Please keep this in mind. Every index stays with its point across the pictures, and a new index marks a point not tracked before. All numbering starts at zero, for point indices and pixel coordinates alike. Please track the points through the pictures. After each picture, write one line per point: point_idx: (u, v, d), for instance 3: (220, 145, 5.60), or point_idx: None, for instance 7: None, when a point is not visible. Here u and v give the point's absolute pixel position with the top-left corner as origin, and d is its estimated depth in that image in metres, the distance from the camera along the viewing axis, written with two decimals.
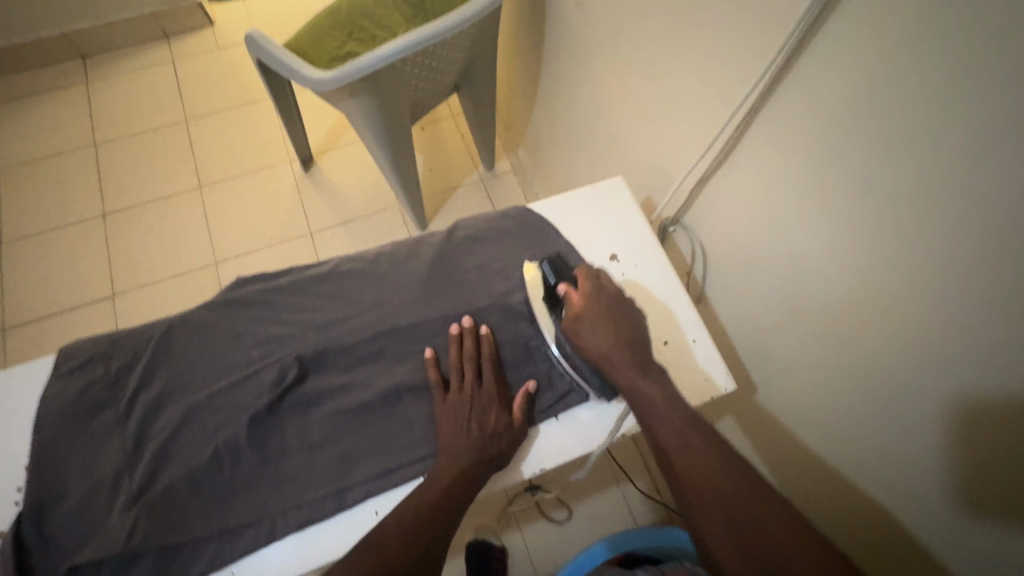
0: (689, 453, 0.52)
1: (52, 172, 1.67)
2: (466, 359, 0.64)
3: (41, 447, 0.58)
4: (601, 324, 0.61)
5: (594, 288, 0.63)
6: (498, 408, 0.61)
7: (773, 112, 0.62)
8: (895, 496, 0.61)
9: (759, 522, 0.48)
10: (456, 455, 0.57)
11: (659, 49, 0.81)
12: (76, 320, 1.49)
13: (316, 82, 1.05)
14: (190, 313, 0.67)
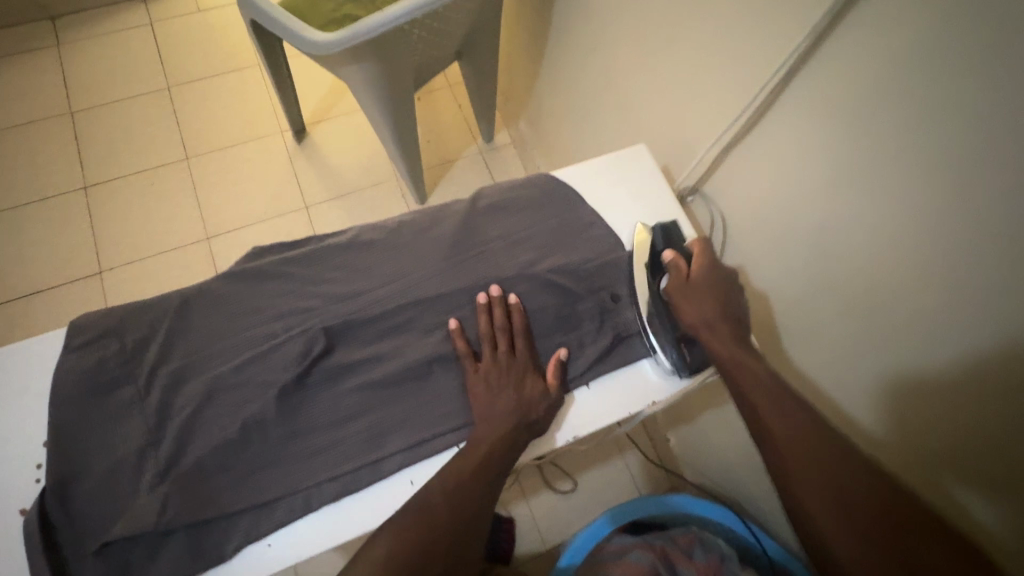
0: (787, 419, 0.52)
1: (26, 142, 1.58)
2: (497, 328, 0.63)
3: (56, 426, 0.56)
4: (706, 295, 0.63)
5: (707, 259, 0.65)
6: (532, 377, 0.61)
7: (808, 78, 0.61)
8: (902, 461, 0.63)
9: (864, 497, 0.46)
10: (493, 423, 0.57)
11: (684, 12, 0.79)
12: (61, 298, 1.43)
13: (318, 47, 1.00)
14: (205, 285, 0.64)
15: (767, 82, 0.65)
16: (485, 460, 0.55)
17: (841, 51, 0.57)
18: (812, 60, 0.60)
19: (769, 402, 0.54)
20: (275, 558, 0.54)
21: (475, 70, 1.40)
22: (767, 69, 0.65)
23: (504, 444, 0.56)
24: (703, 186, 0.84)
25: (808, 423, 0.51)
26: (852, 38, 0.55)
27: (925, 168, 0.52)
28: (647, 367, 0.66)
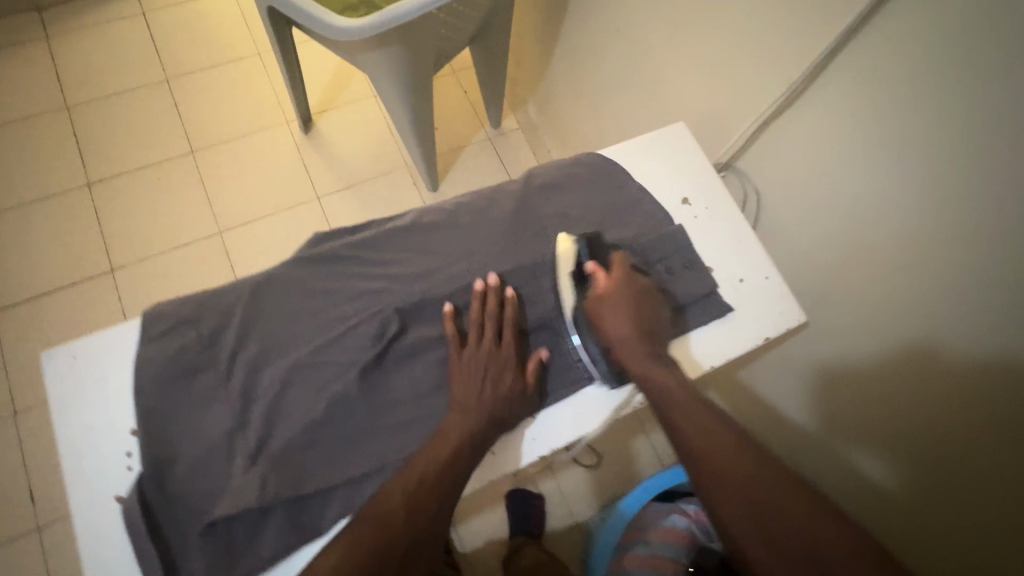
0: (709, 436, 0.57)
1: (21, 140, 1.53)
2: (487, 316, 0.64)
3: (147, 412, 0.57)
4: (624, 311, 0.64)
5: (623, 277, 0.65)
6: (512, 371, 0.62)
7: (865, 48, 0.68)
8: (923, 386, 0.72)
9: (778, 512, 0.52)
10: (467, 415, 0.58)
11: None
12: (73, 298, 1.41)
13: (357, 32, 0.99)
14: (274, 271, 0.65)
15: (816, 58, 0.73)
16: (450, 458, 0.56)
17: (888, 30, 0.65)
18: (860, 35, 0.68)
19: (690, 415, 0.58)
20: None
21: (487, 54, 1.39)
22: (814, 47, 0.73)
23: (469, 442, 0.57)
24: (737, 162, 0.91)
25: (730, 440, 0.56)
26: (904, 14, 0.63)
27: (988, 125, 0.59)
28: (704, 335, 0.70)
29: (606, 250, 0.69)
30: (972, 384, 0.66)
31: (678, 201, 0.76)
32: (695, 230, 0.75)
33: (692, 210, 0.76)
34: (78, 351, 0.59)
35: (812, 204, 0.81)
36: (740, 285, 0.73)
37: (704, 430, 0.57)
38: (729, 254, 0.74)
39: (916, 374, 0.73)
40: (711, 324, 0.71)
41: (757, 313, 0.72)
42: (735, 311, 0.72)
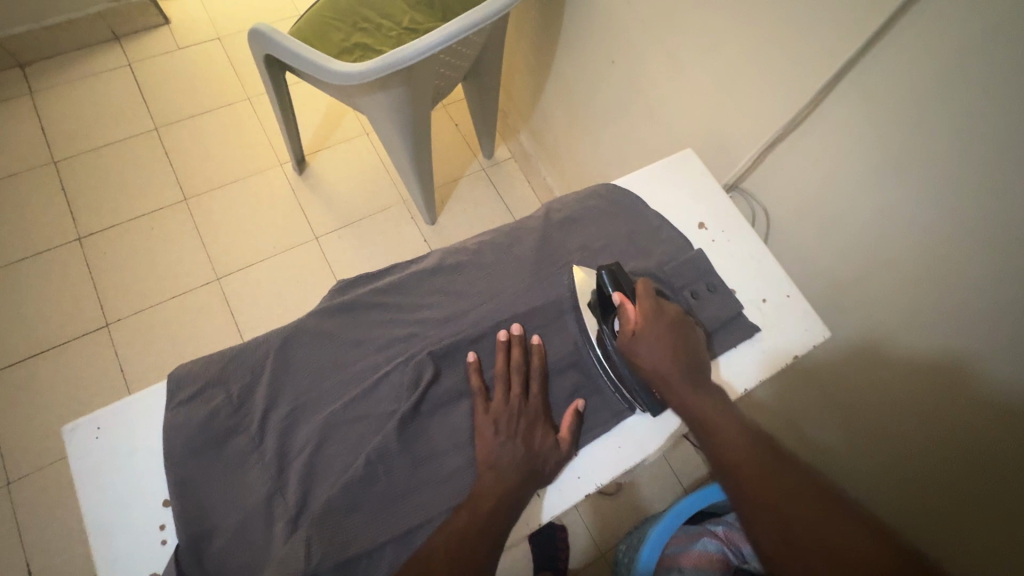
0: (743, 452, 0.57)
1: (8, 197, 1.50)
2: (513, 369, 0.63)
3: (179, 483, 0.54)
4: (662, 338, 0.62)
5: (654, 305, 0.64)
6: (543, 425, 0.60)
7: (863, 75, 0.71)
8: (930, 390, 0.76)
9: (812, 529, 0.51)
10: (500, 476, 0.56)
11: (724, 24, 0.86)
12: (68, 356, 1.36)
13: (364, 75, 1.00)
14: (300, 324, 0.64)
15: (821, 83, 0.75)
16: (484, 520, 0.54)
17: (896, 52, 0.66)
18: (866, 58, 0.70)
19: (733, 437, 0.58)
20: None
21: (480, 89, 1.42)
22: (819, 73, 0.75)
23: (504, 503, 0.55)
24: (743, 182, 0.94)
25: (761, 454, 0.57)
26: (900, 41, 0.66)
27: (990, 146, 0.61)
28: (736, 356, 0.71)
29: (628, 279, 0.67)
30: (947, 372, 0.73)
31: (694, 227, 0.78)
32: (714, 254, 0.76)
33: (709, 234, 0.78)
34: (102, 422, 0.57)
35: (823, 221, 0.83)
36: (764, 305, 0.74)
37: (743, 452, 0.57)
38: (748, 275, 0.75)
39: (897, 369, 0.80)
40: (740, 346, 0.71)
41: (784, 330, 0.73)
42: (762, 331, 0.72)
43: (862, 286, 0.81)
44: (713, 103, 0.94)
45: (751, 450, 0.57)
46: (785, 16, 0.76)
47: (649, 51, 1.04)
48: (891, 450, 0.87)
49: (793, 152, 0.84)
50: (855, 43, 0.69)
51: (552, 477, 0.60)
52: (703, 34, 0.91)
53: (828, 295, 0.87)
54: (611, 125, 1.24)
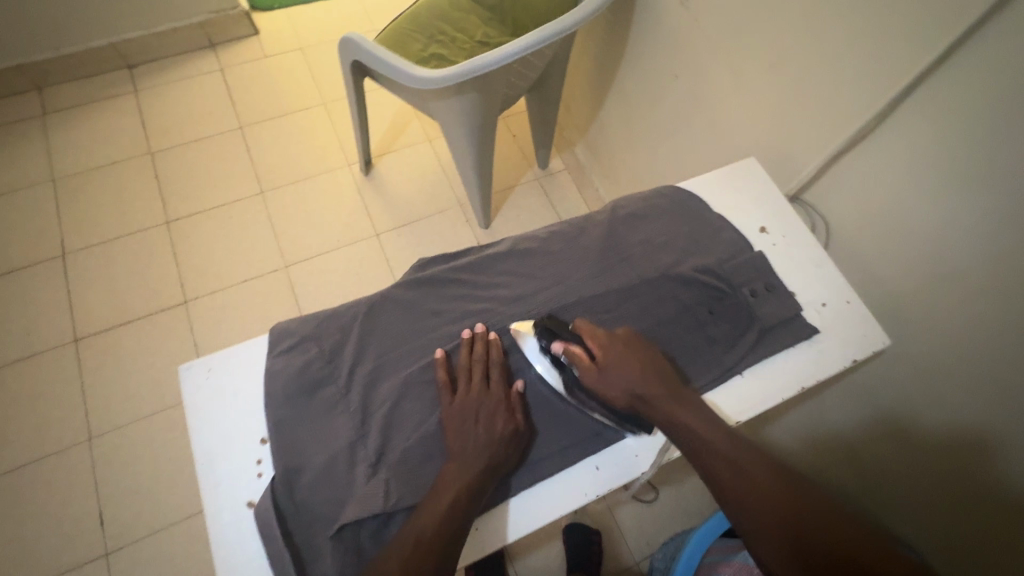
0: (737, 467, 0.58)
1: (111, 182, 1.67)
2: (475, 362, 0.66)
3: (278, 422, 0.61)
4: (620, 366, 0.64)
5: (596, 343, 0.66)
6: (503, 414, 0.63)
7: (929, 94, 0.73)
8: (1004, 427, 0.73)
9: (816, 542, 0.53)
10: (465, 463, 0.58)
11: (790, 40, 0.90)
12: (150, 328, 1.49)
13: (442, 81, 1.08)
14: (384, 293, 0.71)
15: (886, 99, 0.77)
16: (453, 504, 0.55)
17: (966, 71, 0.68)
18: (932, 77, 0.72)
19: (714, 442, 0.59)
20: (481, 539, 0.61)
21: (542, 101, 1.49)
22: (885, 88, 0.77)
23: (475, 486, 0.57)
24: (803, 194, 0.95)
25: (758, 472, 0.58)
26: (970, 60, 0.67)
27: None
28: (792, 355, 0.73)
29: (565, 326, 0.69)
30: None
31: (756, 229, 0.81)
32: (775, 256, 0.79)
33: (770, 237, 0.80)
34: (212, 363, 0.65)
35: (883, 235, 0.84)
36: (823, 308, 0.75)
37: (734, 462, 0.58)
38: (810, 280, 0.77)
39: (966, 402, 0.77)
40: (798, 345, 0.73)
41: (845, 334, 0.74)
42: (822, 333, 0.74)
43: (920, 301, 0.80)
44: (776, 117, 0.97)
45: (744, 454, 0.59)
46: (853, 34, 0.79)
47: (712, 67, 1.08)
48: (943, 484, 0.83)
49: (853, 167, 0.86)
50: (923, 62, 0.71)
51: (512, 467, 0.62)
52: (768, 51, 0.95)
53: (884, 309, 0.87)
54: (669, 138, 1.28)
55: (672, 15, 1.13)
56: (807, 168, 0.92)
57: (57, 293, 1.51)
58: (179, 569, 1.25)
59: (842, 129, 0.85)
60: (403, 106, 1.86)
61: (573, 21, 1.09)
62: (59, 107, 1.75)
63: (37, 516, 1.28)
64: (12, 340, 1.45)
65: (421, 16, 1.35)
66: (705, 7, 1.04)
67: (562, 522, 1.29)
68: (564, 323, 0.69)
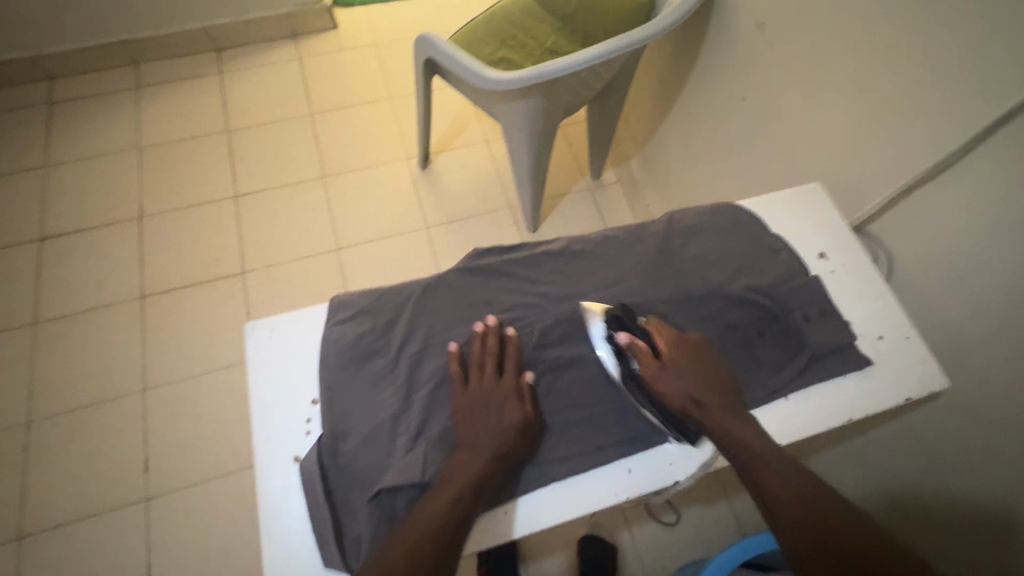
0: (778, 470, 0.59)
1: (189, 154, 1.79)
2: (488, 354, 0.66)
3: (330, 386, 0.65)
4: (683, 364, 0.66)
5: (668, 341, 0.67)
6: (515, 403, 0.63)
7: (1013, 134, 0.70)
8: None
9: (845, 544, 0.54)
10: (472, 454, 0.59)
11: (868, 68, 0.88)
12: (208, 293, 1.58)
13: (508, 83, 1.11)
14: (439, 278, 0.74)
15: (971, 132, 0.74)
16: (460, 493, 0.57)
17: None
18: (1019, 117, 0.69)
19: (760, 450, 0.61)
20: (509, 526, 0.62)
21: (602, 112, 1.50)
22: (971, 121, 0.74)
23: (481, 476, 0.58)
24: (867, 225, 0.93)
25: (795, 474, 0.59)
26: None
27: None
28: (843, 385, 0.71)
29: (637, 320, 0.70)
30: None
31: (815, 255, 0.80)
32: (832, 283, 0.77)
33: (828, 264, 0.79)
34: (274, 324, 0.69)
35: (949, 276, 0.80)
36: (879, 342, 0.73)
37: (776, 467, 0.59)
38: (867, 311, 0.76)
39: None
40: (850, 376, 0.71)
41: (900, 371, 0.72)
42: (875, 365, 0.72)
43: (987, 350, 0.76)
44: (847, 146, 0.95)
45: (796, 478, 0.59)
46: (940, 66, 0.76)
47: (784, 91, 1.06)
48: (986, 540, 0.79)
49: (923, 203, 0.83)
50: (1012, 101, 0.69)
51: (523, 458, 0.63)
52: (843, 78, 0.93)
53: (944, 353, 0.82)
54: (730, 159, 1.27)
55: (747, 36, 1.12)
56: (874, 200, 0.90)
57: (130, 251, 1.63)
58: (209, 525, 1.32)
59: (915, 164, 0.83)
60: (465, 106, 1.91)
61: (644, 35, 1.10)
62: (151, 82, 1.90)
63: (90, 455, 1.37)
64: (87, 290, 1.56)
65: (494, 21, 1.39)
66: (781, 32, 1.04)
67: (578, 531, 1.28)
68: (637, 317, 0.71)
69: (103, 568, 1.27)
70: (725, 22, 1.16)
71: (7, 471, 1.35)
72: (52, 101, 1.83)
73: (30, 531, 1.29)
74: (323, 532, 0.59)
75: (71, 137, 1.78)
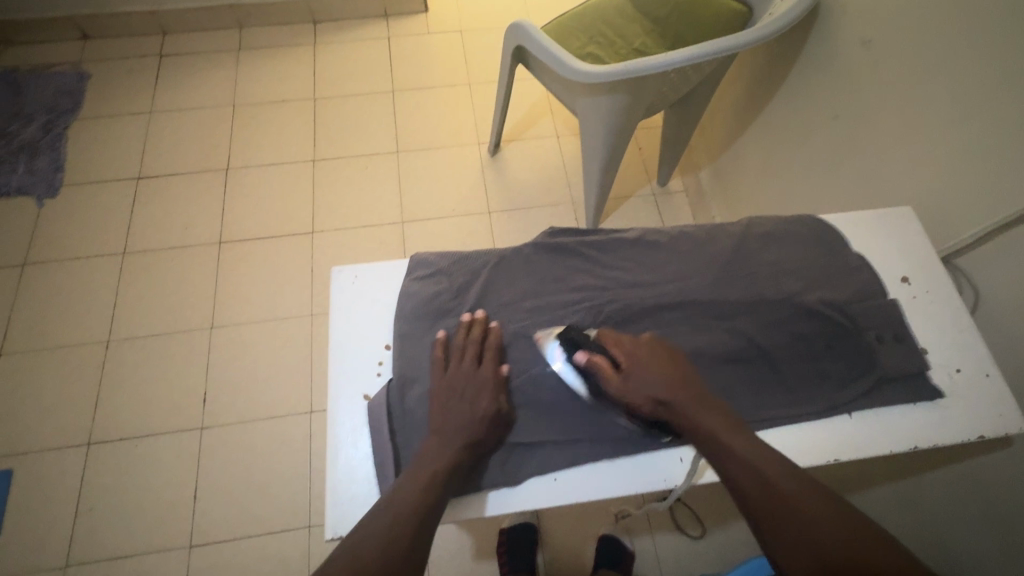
0: (767, 470, 0.58)
1: (277, 116, 1.89)
2: (469, 343, 0.69)
3: (403, 335, 0.71)
4: (646, 373, 0.66)
5: (625, 355, 0.68)
6: (490, 393, 0.66)
7: None
8: None
9: (840, 542, 0.53)
10: (443, 440, 0.63)
11: (981, 96, 0.84)
12: (278, 247, 1.67)
13: (595, 77, 1.13)
14: (516, 251, 0.78)
15: None
16: (432, 477, 0.60)
17: None
18: None
19: (746, 451, 0.59)
20: (559, 491, 0.66)
21: (681, 118, 1.49)
22: None
23: (452, 465, 0.61)
24: (957, 258, 0.89)
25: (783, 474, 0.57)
26: None
27: None
28: (912, 411, 0.69)
29: (587, 335, 0.71)
30: None
31: (897, 278, 0.78)
32: (912, 308, 0.76)
33: (911, 289, 0.77)
34: (359, 272, 0.76)
35: None
36: (956, 375, 0.71)
37: (765, 466, 0.58)
38: (945, 342, 0.73)
39: None
40: (919, 404, 0.70)
41: (975, 407, 0.69)
42: (948, 398, 0.70)
43: None
44: (943, 176, 0.91)
45: (771, 465, 0.58)
46: None
47: (880, 114, 1.03)
48: None
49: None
50: None
51: (494, 447, 0.66)
52: (950, 105, 0.90)
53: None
54: (810, 178, 1.24)
55: (849, 54, 1.09)
56: (969, 232, 0.86)
57: (214, 199, 1.74)
58: (254, 461, 1.40)
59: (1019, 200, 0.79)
60: (541, 100, 1.94)
61: (739, 42, 1.09)
62: (251, 46, 2.02)
63: (157, 380, 1.49)
64: (172, 230, 1.69)
65: (586, 16, 1.41)
66: (887, 52, 1.01)
67: (600, 528, 1.28)
68: (586, 331, 0.71)
69: (156, 485, 1.37)
70: (827, 38, 1.13)
71: (85, 383, 1.48)
72: (163, 54, 1.98)
73: (99, 440, 1.41)
74: (382, 464, 0.64)
75: (175, 88, 1.92)
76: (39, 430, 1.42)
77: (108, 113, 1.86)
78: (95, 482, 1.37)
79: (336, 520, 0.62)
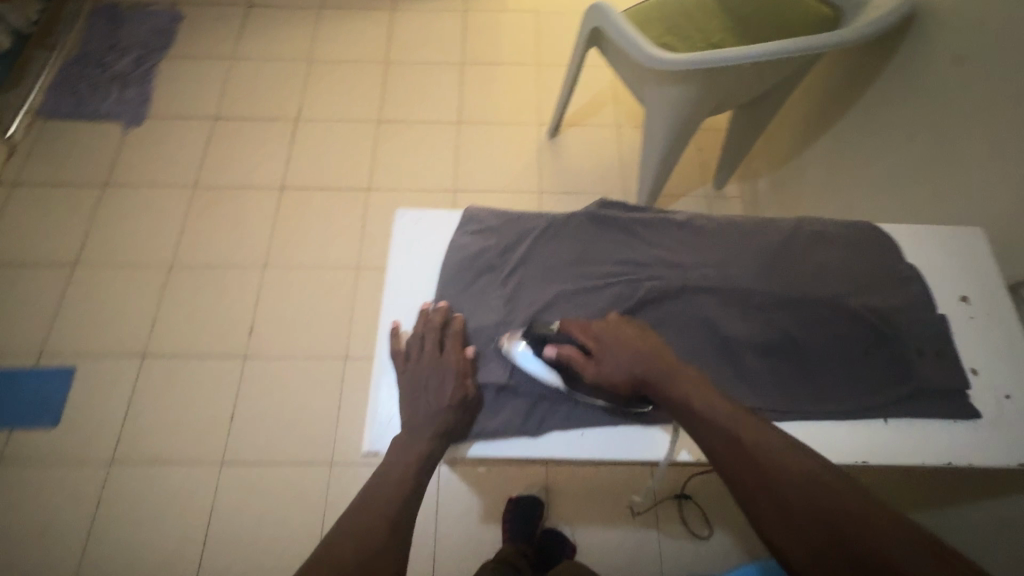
0: (750, 445, 0.61)
1: (349, 75, 1.96)
2: (429, 333, 0.72)
3: (450, 284, 0.77)
4: (615, 350, 0.69)
5: (592, 341, 0.70)
6: (457, 379, 0.70)
7: None
8: None
9: (826, 517, 0.56)
10: (410, 433, 0.67)
11: None
12: (334, 200, 1.74)
13: (668, 65, 1.13)
14: (565, 218, 0.81)
15: None
16: (403, 473, 0.64)
17: None
18: None
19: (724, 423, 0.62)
20: (584, 446, 0.71)
21: (748, 121, 1.47)
22: None
23: (423, 456, 0.65)
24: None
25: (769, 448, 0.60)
26: None
27: None
28: (952, 427, 0.68)
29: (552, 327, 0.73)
30: None
31: (955, 297, 0.76)
32: (967, 328, 0.74)
33: (969, 309, 0.76)
34: (421, 219, 0.82)
35: None
36: (1005, 401, 0.70)
37: (750, 438, 0.61)
38: (998, 366, 0.72)
39: None
40: (962, 422, 0.69)
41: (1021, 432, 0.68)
42: (994, 421, 0.69)
43: None
44: None
45: (755, 438, 0.61)
46: None
47: (964, 135, 1.00)
48: None
49: None
50: None
51: (469, 427, 0.70)
52: None
53: None
54: (876, 196, 1.21)
55: (940, 71, 1.05)
56: None
57: (281, 147, 1.83)
58: (288, 396, 1.48)
59: None
60: (605, 89, 1.94)
61: (822, 42, 1.07)
62: (332, 6, 2.09)
63: (209, 307, 1.58)
64: (239, 171, 1.78)
65: (666, 7, 1.40)
66: (981, 71, 0.97)
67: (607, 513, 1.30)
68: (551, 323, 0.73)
69: (197, 403, 1.46)
70: (918, 53, 1.10)
71: (146, 301, 1.59)
72: (251, 5, 2.08)
73: (151, 354, 1.52)
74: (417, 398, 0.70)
75: (258, 38, 2.01)
76: (100, 337, 1.54)
77: (195, 54, 1.97)
78: (143, 392, 1.47)
79: (371, 438, 0.70)
